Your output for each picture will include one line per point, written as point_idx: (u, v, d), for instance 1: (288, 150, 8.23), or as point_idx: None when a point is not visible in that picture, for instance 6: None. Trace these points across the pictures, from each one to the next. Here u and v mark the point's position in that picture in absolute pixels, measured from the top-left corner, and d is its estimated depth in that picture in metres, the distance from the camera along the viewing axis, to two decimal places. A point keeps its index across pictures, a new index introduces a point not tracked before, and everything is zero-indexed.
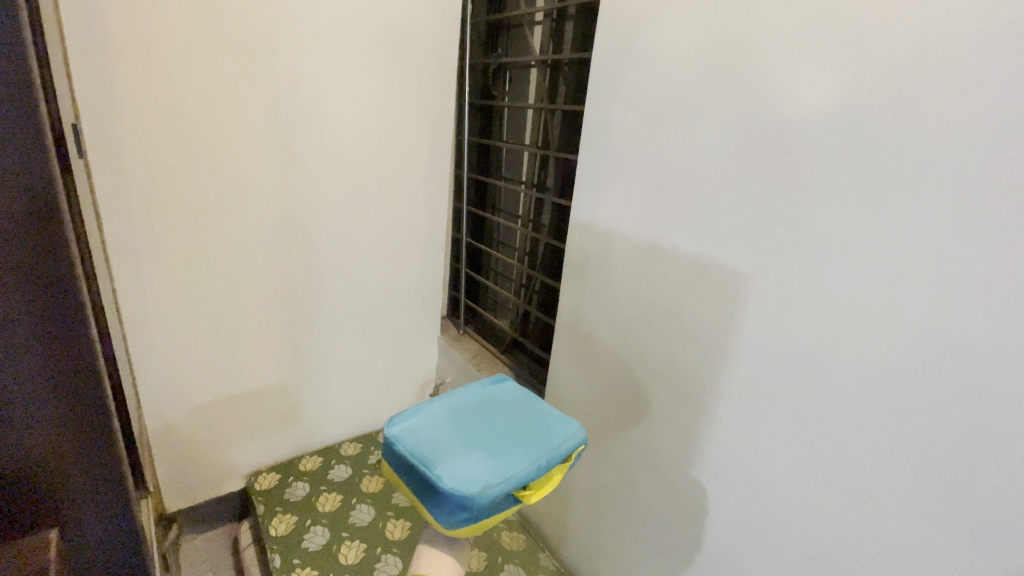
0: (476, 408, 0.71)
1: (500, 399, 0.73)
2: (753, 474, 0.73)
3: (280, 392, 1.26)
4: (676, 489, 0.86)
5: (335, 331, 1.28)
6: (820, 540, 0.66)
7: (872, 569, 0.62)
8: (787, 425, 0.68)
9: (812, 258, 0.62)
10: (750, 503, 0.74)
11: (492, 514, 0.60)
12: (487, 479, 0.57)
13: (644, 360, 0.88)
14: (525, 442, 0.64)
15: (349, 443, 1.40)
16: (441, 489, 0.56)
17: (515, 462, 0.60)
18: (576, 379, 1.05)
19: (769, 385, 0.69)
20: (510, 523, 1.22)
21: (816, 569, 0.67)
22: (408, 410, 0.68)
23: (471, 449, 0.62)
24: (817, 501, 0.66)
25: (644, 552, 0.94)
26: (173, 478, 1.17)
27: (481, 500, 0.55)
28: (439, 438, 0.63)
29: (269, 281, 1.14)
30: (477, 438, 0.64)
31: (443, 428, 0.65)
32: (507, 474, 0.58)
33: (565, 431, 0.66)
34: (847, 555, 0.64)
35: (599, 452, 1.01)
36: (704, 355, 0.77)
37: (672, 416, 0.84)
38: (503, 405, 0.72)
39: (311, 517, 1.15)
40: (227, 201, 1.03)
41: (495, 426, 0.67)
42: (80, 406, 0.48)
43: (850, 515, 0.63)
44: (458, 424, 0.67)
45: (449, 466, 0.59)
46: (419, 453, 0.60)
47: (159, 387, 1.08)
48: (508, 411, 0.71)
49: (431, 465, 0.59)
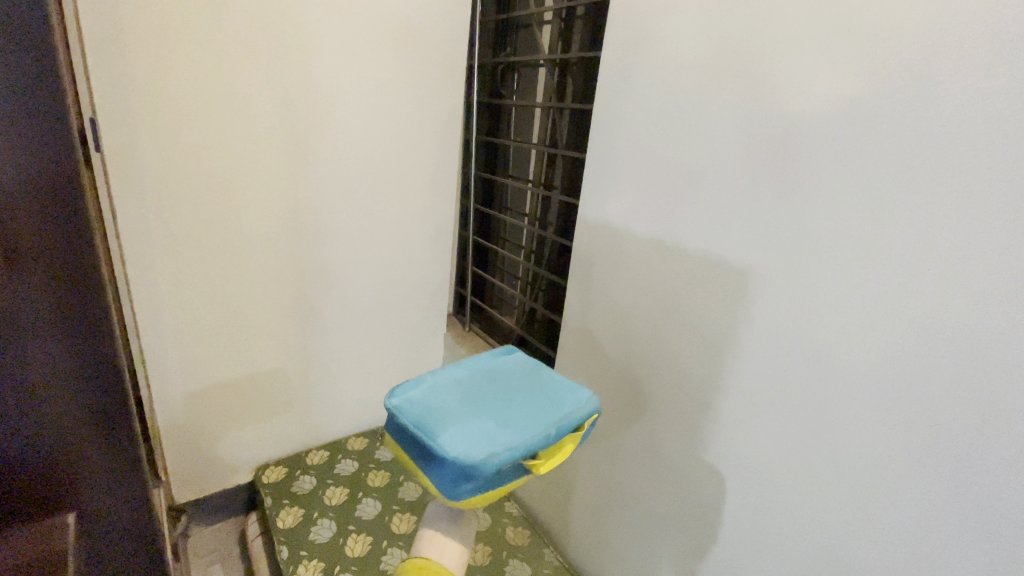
0: (481, 379, 0.71)
1: (507, 370, 0.74)
2: (763, 471, 0.73)
3: (287, 386, 1.27)
4: (682, 485, 0.86)
5: (342, 326, 1.29)
6: (828, 536, 0.66)
7: (883, 565, 0.61)
8: (800, 423, 0.67)
9: (817, 255, 0.62)
10: (757, 498, 0.74)
11: (499, 484, 0.60)
12: (493, 448, 0.57)
13: (649, 355, 0.88)
14: (532, 413, 0.64)
15: (355, 438, 1.40)
16: (446, 457, 0.56)
17: (523, 432, 0.60)
18: (582, 376, 1.05)
19: (783, 383, 0.68)
20: (515, 518, 1.22)
21: (824, 563, 0.67)
22: (410, 380, 0.69)
23: (476, 419, 0.63)
24: (828, 497, 0.66)
25: (650, 548, 0.94)
26: (182, 469, 1.18)
27: (487, 468, 0.55)
28: (442, 407, 0.64)
29: (278, 276, 1.16)
30: (482, 407, 0.65)
31: (447, 398, 0.66)
32: (514, 443, 0.58)
33: (574, 401, 0.67)
34: (855, 551, 0.64)
35: (605, 447, 1.01)
36: (715, 353, 0.77)
37: (677, 412, 0.84)
38: (510, 376, 0.73)
39: (317, 510, 1.15)
40: (238, 195, 1.05)
41: (501, 396, 0.68)
42: (101, 394, 0.49)
43: (860, 511, 0.62)
44: (462, 395, 0.67)
45: (454, 436, 0.59)
46: (422, 423, 0.61)
47: (171, 379, 1.10)
48: (515, 383, 0.71)
49: (434, 435, 0.59)
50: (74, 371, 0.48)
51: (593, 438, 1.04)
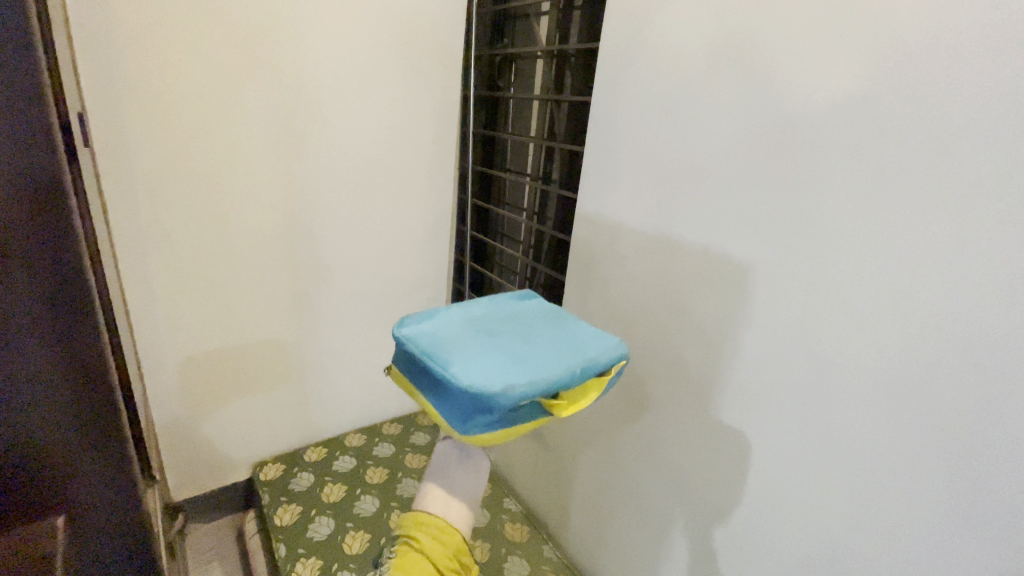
0: (498, 320, 0.70)
1: (525, 314, 0.73)
2: (764, 469, 0.72)
3: (284, 383, 1.26)
4: (682, 482, 0.85)
5: (338, 322, 1.28)
6: (829, 533, 0.66)
7: (884, 564, 0.61)
8: (802, 421, 0.66)
9: (819, 250, 0.61)
10: (757, 495, 0.74)
11: (518, 423, 0.59)
12: (512, 381, 0.56)
13: (648, 351, 0.87)
14: (554, 353, 0.63)
15: (353, 434, 1.40)
16: (462, 387, 0.55)
17: (543, 369, 0.59)
18: None
19: (785, 380, 0.67)
20: (514, 514, 1.21)
21: (825, 560, 0.67)
22: (427, 317, 0.68)
23: (494, 354, 0.61)
24: (829, 495, 0.65)
25: (649, 545, 0.94)
26: (179, 466, 1.18)
27: (505, 400, 0.54)
28: (459, 343, 0.63)
29: (274, 273, 1.14)
30: (500, 345, 0.63)
31: (463, 335, 0.65)
32: (534, 379, 0.57)
33: (598, 346, 0.65)
34: (856, 549, 0.63)
35: (604, 443, 1.01)
36: (715, 350, 0.76)
37: (678, 408, 0.83)
38: (529, 320, 0.71)
39: (315, 507, 1.15)
40: (232, 191, 1.03)
41: (520, 337, 0.66)
42: (89, 395, 0.48)
43: (861, 509, 0.62)
44: (479, 332, 0.66)
45: (470, 369, 0.58)
46: (438, 355, 0.60)
47: (166, 377, 1.09)
48: (534, 326, 0.70)
49: (450, 367, 0.58)
50: (61, 374, 0.47)
51: (592, 434, 1.03)
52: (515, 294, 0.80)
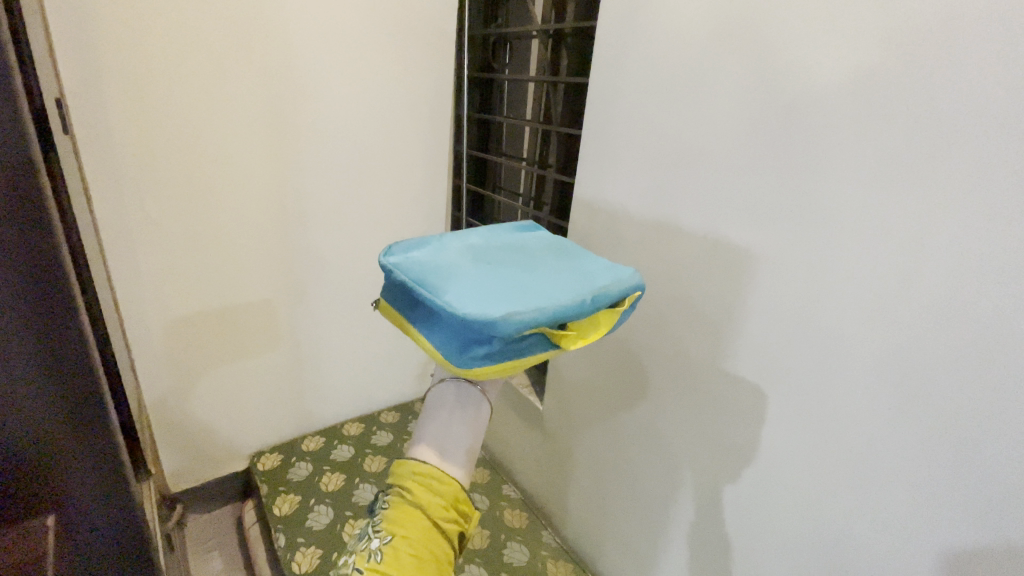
0: (498, 251, 0.65)
1: (528, 246, 0.67)
2: (765, 456, 0.72)
3: (280, 373, 1.25)
4: (682, 469, 0.85)
5: (333, 311, 1.26)
6: (828, 518, 0.66)
7: (884, 548, 0.61)
8: (803, 408, 0.66)
9: (821, 236, 0.60)
10: (757, 481, 0.74)
11: (521, 354, 0.54)
12: (513, 307, 0.51)
13: (648, 338, 0.86)
14: (560, 282, 0.58)
15: (351, 423, 1.39)
16: (457, 313, 0.50)
17: (549, 297, 0.54)
18: (579, 360, 1.03)
19: (788, 367, 0.66)
20: (513, 500, 1.22)
21: (824, 545, 0.67)
22: (419, 248, 0.63)
23: (493, 283, 0.56)
24: (830, 481, 0.65)
25: (649, 530, 0.94)
26: (176, 458, 1.17)
27: (505, 326, 0.49)
28: (455, 271, 0.58)
29: (266, 262, 1.13)
30: (499, 273, 0.58)
31: (459, 264, 0.60)
32: (538, 305, 0.52)
33: (610, 276, 0.60)
34: (855, 534, 0.63)
35: (603, 430, 1.01)
36: (716, 336, 0.75)
37: (677, 396, 0.83)
38: (532, 252, 0.66)
39: (314, 497, 1.15)
40: (219, 179, 1.01)
41: (522, 267, 0.61)
42: (77, 393, 0.47)
43: (863, 496, 0.62)
44: (477, 262, 0.61)
45: (466, 296, 0.53)
46: (431, 283, 0.55)
47: (161, 369, 1.08)
48: (538, 257, 0.64)
49: (444, 294, 0.53)
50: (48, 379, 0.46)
51: (592, 421, 1.03)
52: (515, 226, 0.75)
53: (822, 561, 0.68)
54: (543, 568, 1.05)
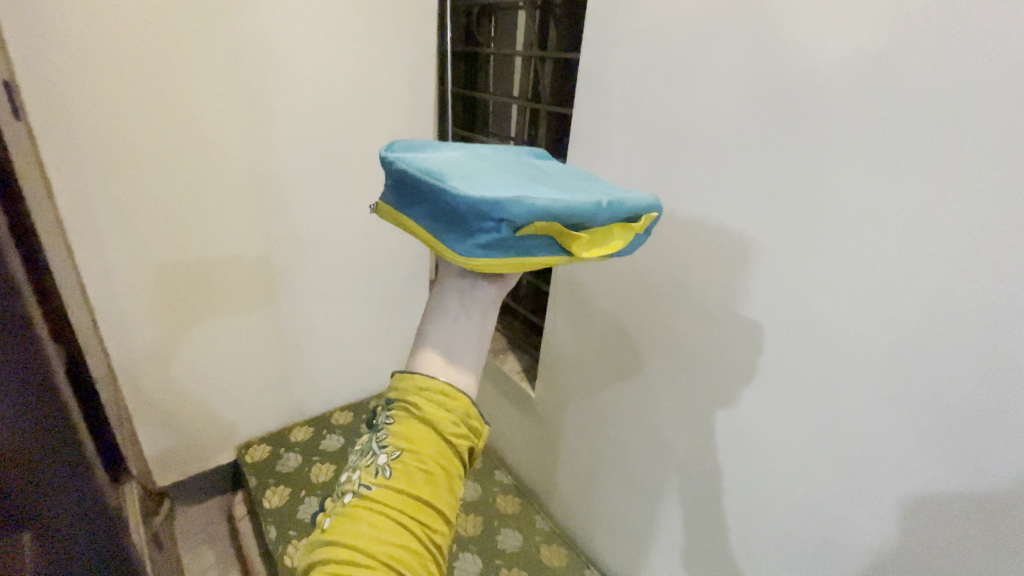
0: (507, 158, 0.56)
1: (541, 162, 0.59)
2: (758, 446, 0.71)
3: (266, 363, 1.22)
4: (675, 457, 0.85)
5: (318, 298, 1.23)
6: (821, 507, 0.66)
7: (877, 536, 0.61)
8: (797, 399, 0.65)
9: (822, 225, 0.58)
10: (751, 470, 0.73)
11: (531, 258, 0.46)
12: (527, 196, 0.43)
13: (642, 326, 0.85)
14: (577, 189, 0.50)
15: (341, 411, 1.38)
16: (462, 198, 0.42)
17: (566, 196, 0.46)
18: (572, 348, 1.01)
19: (782, 359, 0.66)
20: (505, 486, 1.21)
21: (818, 533, 0.67)
22: (418, 144, 0.54)
23: (503, 179, 0.48)
24: (823, 471, 0.65)
25: (641, 515, 0.95)
26: (161, 452, 1.15)
27: (516, 211, 0.42)
28: (460, 165, 0.50)
29: (245, 251, 1.09)
30: (509, 173, 0.51)
31: (464, 161, 0.51)
32: (555, 201, 0.44)
33: (630, 192, 0.52)
34: (847, 523, 0.64)
35: (595, 418, 1.00)
36: (710, 327, 0.74)
37: (671, 385, 0.82)
38: (544, 167, 0.58)
39: (304, 489, 1.14)
40: (190, 164, 0.96)
41: (534, 173, 0.53)
42: (35, 407, 0.40)
43: (856, 486, 0.62)
44: (484, 162, 0.52)
45: (473, 185, 0.45)
46: (433, 171, 0.47)
47: (140, 365, 1.05)
48: (550, 171, 0.56)
49: (448, 181, 0.45)
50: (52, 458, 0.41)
51: (585, 408, 1.02)
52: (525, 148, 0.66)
53: (816, 547, 0.68)
54: (537, 553, 1.06)
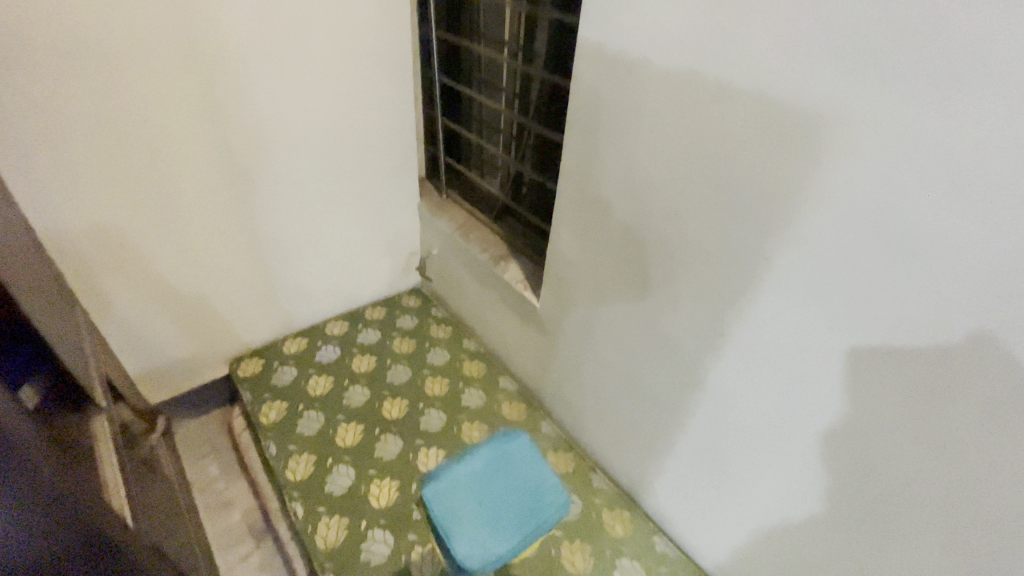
0: (485, 456, 0.69)
1: (508, 447, 0.70)
2: (792, 369, 0.62)
3: (246, 275, 1.13)
4: (693, 372, 0.78)
5: (292, 201, 1.10)
6: (867, 435, 0.58)
7: (930, 465, 0.54)
8: (848, 319, 0.55)
9: (940, 89, 0.41)
10: (786, 392, 0.65)
11: None
12: (490, 552, 0.60)
13: (665, 232, 0.71)
14: (520, 513, 0.64)
15: (335, 322, 1.31)
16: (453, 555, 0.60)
17: (510, 538, 0.62)
18: (581, 254, 0.90)
19: (837, 274, 0.54)
20: (509, 393, 1.17)
21: (860, 461, 0.60)
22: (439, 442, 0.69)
23: (480, 510, 0.64)
24: (872, 395, 0.56)
25: (652, 429, 0.90)
26: (146, 372, 1.09)
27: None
28: (459, 489, 0.65)
29: (196, 149, 0.92)
30: (489, 488, 0.66)
31: (459, 477, 0.66)
32: (503, 551, 0.61)
33: (555, 506, 0.65)
34: (896, 453, 0.56)
35: (607, 331, 0.91)
36: (747, 233, 0.60)
37: (697, 299, 0.71)
38: (508, 461, 0.69)
39: (302, 402, 1.11)
40: (107, 36, 0.76)
41: (499, 486, 0.66)
42: None
43: (913, 413, 0.53)
44: (472, 472, 0.67)
45: (464, 531, 0.62)
46: (439, 511, 0.63)
47: (97, 284, 0.93)
48: (511, 470, 0.68)
49: (450, 531, 0.62)
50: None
51: (596, 319, 0.92)
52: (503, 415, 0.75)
53: (849, 472, 0.62)
54: (543, 459, 1.05)
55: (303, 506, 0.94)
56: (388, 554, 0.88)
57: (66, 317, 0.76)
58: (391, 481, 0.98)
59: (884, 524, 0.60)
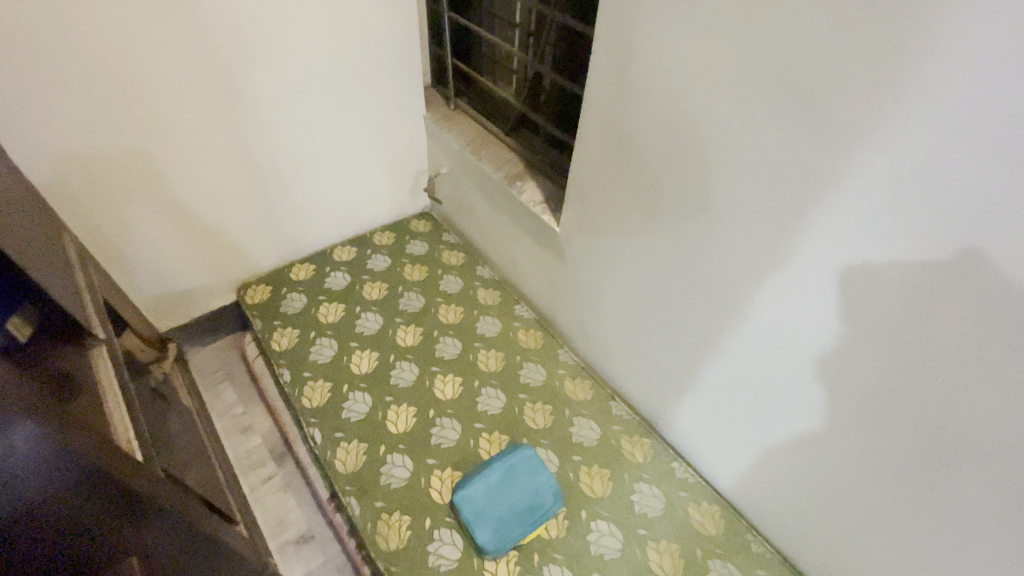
0: (508, 472, 0.86)
1: (527, 466, 0.87)
2: (856, 289, 0.57)
3: (245, 197, 1.06)
4: (726, 300, 0.72)
5: (287, 114, 1.01)
6: (929, 365, 0.54)
7: (1000, 401, 0.49)
8: (933, 234, 0.48)
9: None
10: (837, 319, 0.60)
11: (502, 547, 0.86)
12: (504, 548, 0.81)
13: (712, 141, 0.63)
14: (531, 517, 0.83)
15: (342, 247, 1.26)
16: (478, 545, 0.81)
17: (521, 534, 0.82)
18: (608, 172, 0.81)
19: (934, 180, 0.46)
20: (527, 321, 1.13)
21: (914, 393, 0.56)
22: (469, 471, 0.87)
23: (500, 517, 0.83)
24: (945, 322, 0.51)
25: (677, 359, 0.86)
26: (153, 299, 1.07)
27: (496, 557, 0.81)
28: (484, 503, 0.83)
29: (171, 53, 0.82)
30: (506, 500, 0.84)
31: (485, 495, 0.84)
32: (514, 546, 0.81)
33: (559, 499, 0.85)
34: (961, 386, 0.52)
35: (634, 258, 0.84)
36: (819, 134, 0.53)
37: (743, 220, 0.64)
38: (527, 475, 0.86)
39: (314, 330, 1.10)
40: None
41: (517, 498, 0.84)
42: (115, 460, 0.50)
43: (992, 342, 0.48)
44: (493, 491, 0.84)
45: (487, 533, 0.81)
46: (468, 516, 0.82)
47: (87, 207, 0.88)
48: (529, 482, 0.86)
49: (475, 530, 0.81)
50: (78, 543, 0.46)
51: (622, 244, 0.85)
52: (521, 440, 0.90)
53: (898, 403, 0.58)
54: (561, 386, 1.03)
55: (321, 432, 0.95)
56: (407, 478, 0.90)
57: (51, 246, 0.71)
58: (408, 407, 0.98)
59: (929, 458, 0.57)
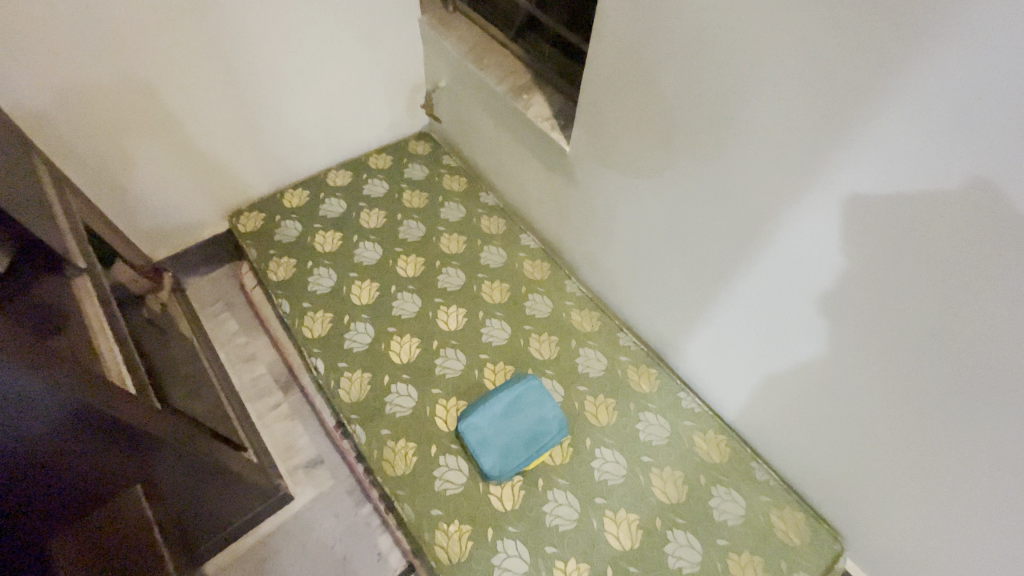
0: (511, 403, 0.87)
1: (530, 397, 0.88)
2: (894, 219, 0.49)
3: (229, 119, 0.98)
4: (744, 230, 0.66)
5: (268, 23, 0.90)
6: (951, 315, 0.49)
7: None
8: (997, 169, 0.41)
9: None
10: (861, 259, 0.55)
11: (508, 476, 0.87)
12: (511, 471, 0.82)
13: (743, 48, 0.54)
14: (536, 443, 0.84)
15: (337, 171, 1.19)
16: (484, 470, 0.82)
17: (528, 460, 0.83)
18: (623, 86, 0.72)
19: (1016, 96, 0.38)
20: (533, 251, 1.09)
21: (935, 340, 0.52)
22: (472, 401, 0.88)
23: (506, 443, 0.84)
24: (986, 274, 0.45)
25: (688, 290, 0.83)
26: (143, 229, 1.03)
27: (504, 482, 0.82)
28: (490, 430, 0.84)
29: None
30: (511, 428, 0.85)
31: (489, 423, 0.85)
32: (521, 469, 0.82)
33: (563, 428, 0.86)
34: (988, 336, 0.47)
35: (649, 184, 0.78)
36: (879, 29, 0.43)
37: (773, 142, 0.56)
38: (530, 404, 0.87)
39: (311, 259, 1.06)
40: None
41: (521, 426, 0.85)
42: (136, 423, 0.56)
43: None
44: (498, 418, 0.85)
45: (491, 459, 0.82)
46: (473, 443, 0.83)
47: (59, 134, 0.81)
48: (532, 411, 0.86)
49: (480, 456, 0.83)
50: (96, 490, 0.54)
51: (636, 168, 0.78)
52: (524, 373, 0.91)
53: (915, 349, 0.54)
54: (567, 317, 1.01)
55: (324, 362, 0.95)
56: (411, 407, 0.90)
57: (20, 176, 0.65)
58: (410, 338, 0.97)
59: (945, 403, 0.55)
